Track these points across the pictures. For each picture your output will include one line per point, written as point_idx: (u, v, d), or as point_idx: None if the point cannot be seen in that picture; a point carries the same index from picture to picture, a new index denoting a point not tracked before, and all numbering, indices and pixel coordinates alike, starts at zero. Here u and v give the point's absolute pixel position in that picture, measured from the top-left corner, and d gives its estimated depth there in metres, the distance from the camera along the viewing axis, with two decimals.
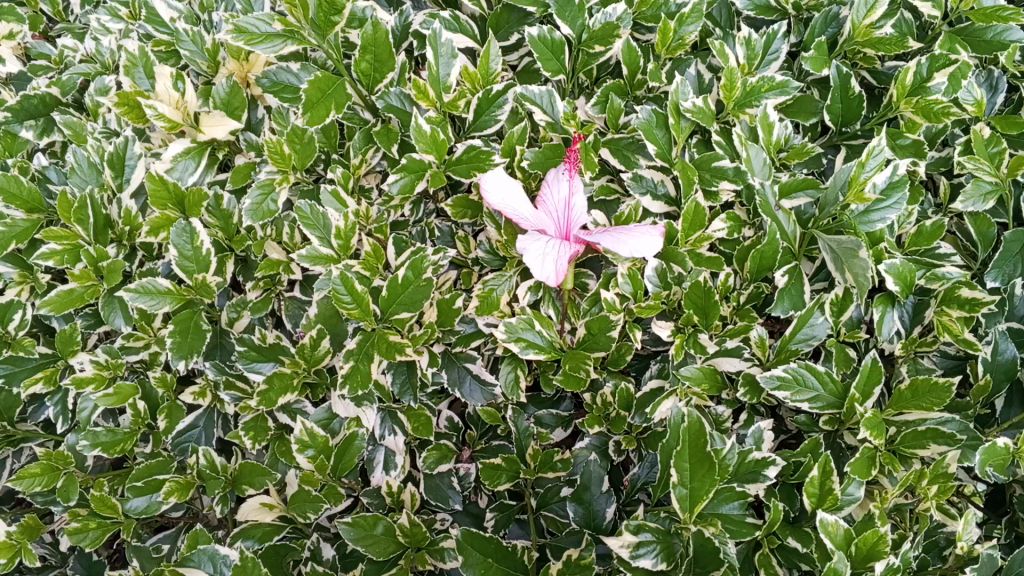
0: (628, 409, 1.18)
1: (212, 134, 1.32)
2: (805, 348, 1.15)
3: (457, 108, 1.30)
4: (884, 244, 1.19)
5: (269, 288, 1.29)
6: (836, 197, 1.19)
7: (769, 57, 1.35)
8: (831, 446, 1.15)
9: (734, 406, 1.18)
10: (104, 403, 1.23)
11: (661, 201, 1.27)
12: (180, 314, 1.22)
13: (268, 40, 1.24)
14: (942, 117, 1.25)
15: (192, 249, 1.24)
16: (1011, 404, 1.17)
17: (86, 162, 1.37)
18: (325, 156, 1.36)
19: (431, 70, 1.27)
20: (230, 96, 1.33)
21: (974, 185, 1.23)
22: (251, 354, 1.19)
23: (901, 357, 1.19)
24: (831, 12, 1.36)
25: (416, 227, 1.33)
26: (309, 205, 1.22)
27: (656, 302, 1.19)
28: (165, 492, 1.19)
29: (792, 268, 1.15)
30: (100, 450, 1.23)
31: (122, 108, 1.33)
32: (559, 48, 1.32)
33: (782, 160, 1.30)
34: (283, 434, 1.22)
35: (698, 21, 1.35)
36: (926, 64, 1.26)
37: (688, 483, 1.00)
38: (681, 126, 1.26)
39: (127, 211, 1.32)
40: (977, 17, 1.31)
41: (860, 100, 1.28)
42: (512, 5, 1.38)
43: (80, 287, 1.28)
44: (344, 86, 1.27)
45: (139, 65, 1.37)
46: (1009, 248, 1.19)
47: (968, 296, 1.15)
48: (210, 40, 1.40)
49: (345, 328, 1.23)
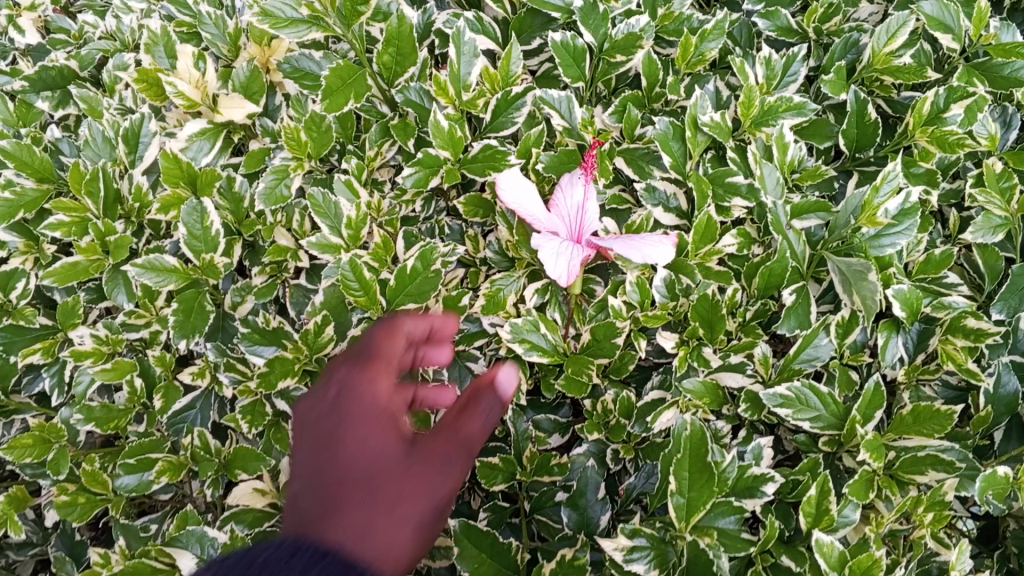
0: (628, 417, 1.19)
1: (229, 116, 1.33)
2: (808, 368, 1.14)
3: (475, 107, 1.30)
4: (893, 269, 1.19)
5: (275, 274, 1.30)
6: (848, 220, 1.20)
7: (788, 78, 1.35)
8: (830, 467, 1.16)
9: (734, 421, 1.18)
10: (101, 377, 1.22)
11: (672, 214, 1.28)
12: (185, 294, 1.22)
13: (293, 24, 1.25)
14: (957, 147, 1.26)
15: (202, 229, 1.22)
16: (1010, 437, 1.17)
17: (101, 136, 1.36)
18: (341, 146, 1.36)
19: (451, 68, 1.26)
20: (250, 80, 1.33)
21: (985, 218, 1.23)
22: (254, 336, 1.19)
23: (903, 384, 1.20)
24: (851, 38, 1.36)
25: (426, 223, 1.33)
26: (322, 193, 1.22)
27: (662, 312, 1.20)
28: (156, 471, 1.18)
29: (800, 287, 1.18)
30: (93, 425, 1.22)
31: (140, 85, 1.31)
32: (580, 55, 1.32)
33: (795, 181, 1.30)
34: (278, 421, 1.22)
35: (720, 38, 1.35)
36: (943, 94, 1.27)
37: (686, 492, 1.00)
38: (698, 139, 1.27)
39: (138, 188, 1.32)
40: (995, 52, 1.31)
41: (876, 127, 1.28)
42: (537, 10, 1.39)
43: (85, 261, 1.27)
44: (365, 76, 1.27)
45: (160, 44, 1.36)
46: (1016, 281, 1.18)
47: (973, 325, 1.15)
48: (232, 24, 1.40)
49: (351, 318, 1.23)
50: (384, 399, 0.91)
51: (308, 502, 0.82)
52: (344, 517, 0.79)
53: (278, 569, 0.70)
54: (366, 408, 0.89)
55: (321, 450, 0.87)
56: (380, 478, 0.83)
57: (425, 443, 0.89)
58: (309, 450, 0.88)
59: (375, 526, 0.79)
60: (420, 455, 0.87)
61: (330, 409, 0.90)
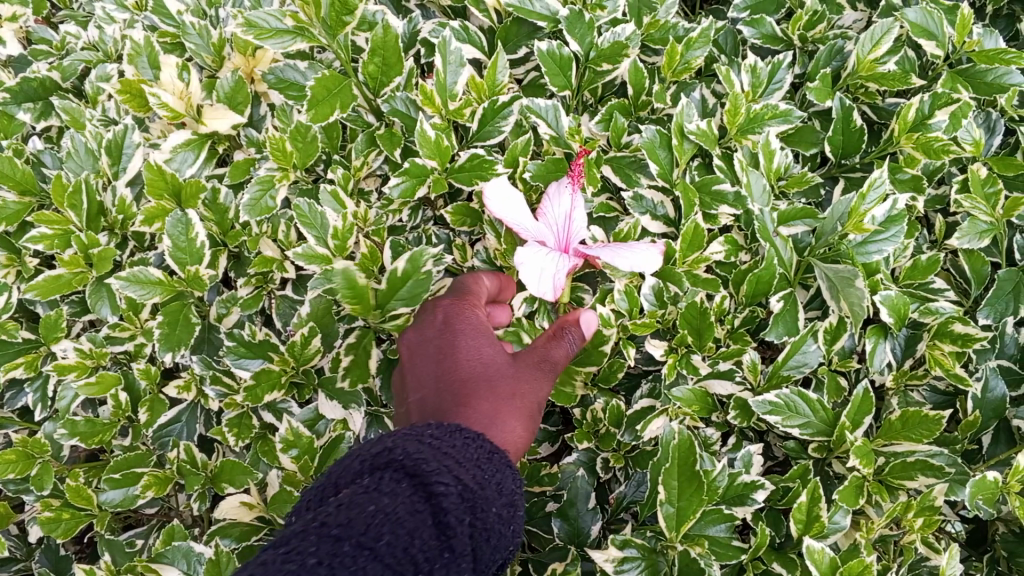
0: (617, 426, 1.19)
1: (214, 128, 1.31)
2: (797, 374, 1.15)
3: (462, 116, 1.31)
4: (880, 275, 1.19)
5: (261, 285, 1.29)
6: (835, 227, 1.20)
7: (773, 86, 1.35)
8: (819, 473, 1.16)
9: (723, 429, 1.18)
10: (85, 392, 1.21)
11: (659, 221, 1.28)
12: (169, 306, 1.20)
13: (277, 35, 1.24)
14: (941, 154, 1.27)
15: (186, 240, 1.21)
16: (999, 441, 1.17)
17: (83, 147, 1.35)
18: (326, 156, 1.36)
19: (437, 77, 1.26)
20: (234, 90, 1.32)
21: (971, 223, 1.23)
22: (240, 350, 1.16)
23: (891, 389, 1.21)
24: (835, 46, 1.37)
25: (413, 232, 1.33)
26: (308, 203, 1.21)
27: (650, 320, 1.20)
28: (142, 485, 1.16)
29: (788, 294, 1.17)
30: (77, 440, 1.21)
31: (123, 96, 1.30)
32: (566, 64, 1.32)
33: (781, 188, 1.30)
34: (266, 433, 1.22)
35: (705, 46, 1.35)
36: (929, 101, 1.27)
37: (675, 501, 0.99)
38: (684, 148, 1.27)
39: (121, 199, 1.31)
40: (979, 58, 1.32)
41: (861, 134, 1.29)
42: (523, 19, 1.38)
43: (68, 274, 1.26)
44: (350, 87, 1.26)
45: (143, 55, 1.35)
46: (1002, 286, 1.19)
47: (960, 330, 1.15)
48: (216, 35, 1.39)
49: (337, 328, 1.22)
50: (479, 321, 1.02)
51: (436, 397, 0.90)
52: (476, 408, 0.87)
53: (447, 438, 0.76)
54: (472, 324, 0.99)
55: (436, 356, 0.95)
56: (497, 379, 0.93)
57: (523, 357, 1.02)
58: (421, 361, 0.97)
59: (502, 415, 0.90)
60: (519, 368, 0.99)
61: (436, 328, 1.00)
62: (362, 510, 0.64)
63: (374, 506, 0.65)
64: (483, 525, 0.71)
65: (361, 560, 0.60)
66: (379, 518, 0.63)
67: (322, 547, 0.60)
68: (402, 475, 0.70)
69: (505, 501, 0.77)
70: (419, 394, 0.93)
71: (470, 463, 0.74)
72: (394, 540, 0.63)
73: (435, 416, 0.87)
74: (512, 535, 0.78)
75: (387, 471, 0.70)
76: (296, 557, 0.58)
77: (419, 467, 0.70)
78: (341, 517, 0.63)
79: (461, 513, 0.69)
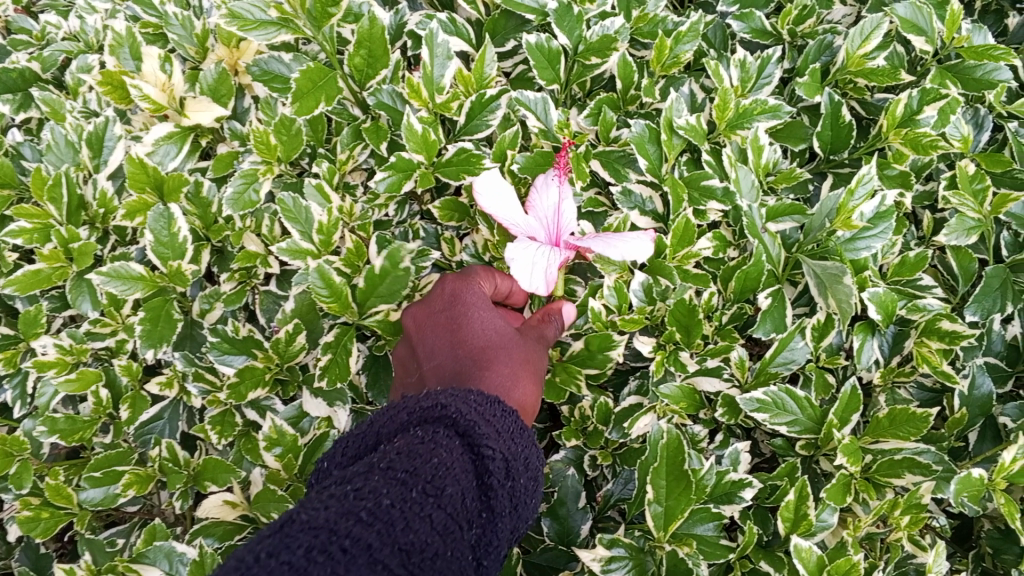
0: (606, 423, 1.18)
1: (196, 120, 1.30)
2: (784, 371, 1.14)
3: (449, 110, 1.29)
4: (869, 272, 1.19)
5: (244, 279, 1.28)
6: (823, 223, 1.19)
7: (762, 81, 1.35)
8: (807, 471, 1.16)
9: (711, 426, 1.18)
10: (65, 389, 1.19)
11: (648, 217, 1.28)
12: (151, 302, 1.19)
13: (261, 27, 1.23)
14: (930, 150, 1.26)
15: (169, 235, 1.19)
16: (984, 438, 1.16)
17: (63, 140, 1.31)
18: (311, 150, 1.34)
19: (424, 70, 1.24)
20: (219, 82, 1.31)
21: (958, 220, 1.23)
22: (223, 345, 1.15)
23: (879, 386, 1.21)
24: (825, 41, 1.36)
25: (399, 227, 1.32)
26: (292, 197, 1.18)
27: (639, 317, 1.18)
28: (122, 484, 1.15)
29: (776, 291, 1.16)
30: (57, 438, 1.19)
31: (104, 88, 1.27)
32: (555, 57, 1.31)
33: (770, 184, 1.30)
34: (250, 431, 1.20)
35: (694, 40, 1.34)
36: (917, 97, 1.26)
37: (663, 501, 0.99)
38: (674, 143, 1.25)
39: (103, 193, 1.29)
40: (968, 54, 1.31)
41: (850, 129, 1.28)
42: (511, 12, 1.37)
43: (48, 269, 1.24)
44: (335, 79, 1.24)
45: (124, 45, 1.33)
46: (990, 283, 1.19)
47: (948, 328, 1.15)
48: (199, 26, 1.37)
49: (322, 325, 1.21)
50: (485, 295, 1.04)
51: (454, 365, 0.93)
52: (495, 371, 0.92)
53: (488, 405, 0.82)
54: (481, 296, 1.02)
55: (448, 326, 0.98)
56: (511, 349, 0.97)
57: (526, 331, 1.06)
58: (433, 332, 0.99)
59: (519, 381, 0.95)
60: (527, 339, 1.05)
61: (445, 300, 1.02)
62: (426, 461, 0.71)
63: (435, 459, 0.72)
64: (515, 488, 0.79)
65: (428, 507, 0.67)
66: (442, 471, 0.71)
67: (393, 490, 0.67)
68: (453, 433, 0.77)
69: (530, 474, 0.84)
70: (433, 363, 0.96)
71: (508, 434, 0.81)
72: (452, 493, 0.70)
73: (457, 382, 0.90)
74: (532, 506, 0.85)
75: (439, 427, 0.77)
76: (371, 496, 0.65)
77: (470, 427, 0.77)
78: (407, 464, 0.70)
79: (501, 476, 0.77)
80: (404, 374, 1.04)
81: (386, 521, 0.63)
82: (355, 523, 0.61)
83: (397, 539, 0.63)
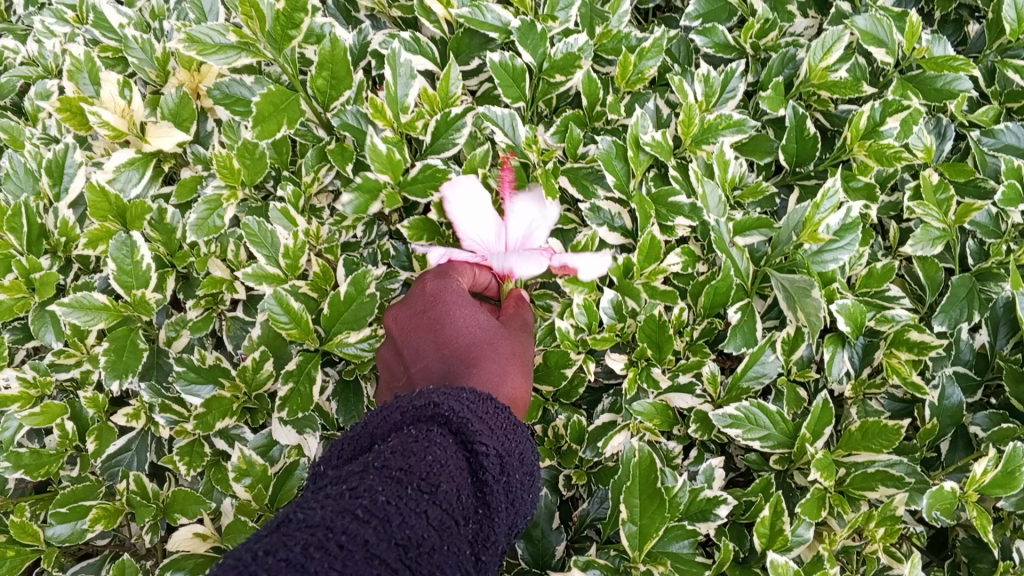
0: (580, 442, 1.18)
1: (158, 146, 1.28)
2: (756, 385, 1.15)
3: (414, 129, 1.29)
4: (836, 284, 1.20)
5: (210, 306, 1.26)
6: (789, 236, 1.21)
7: (726, 95, 1.34)
8: (781, 485, 1.16)
9: (684, 441, 1.18)
10: (30, 423, 1.17)
11: (617, 233, 1.27)
12: (116, 332, 1.17)
13: (221, 50, 1.21)
14: (894, 160, 1.28)
15: (132, 263, 1.17)
16: (956, 448, 1.17)
17: (22, 168, 1.30)
18: (276, 172, 1.33)
19: (387, 91, 1.23)
20: (180, 106, 1.28)
21: (923, 230, 1.24)
22: (189, 375, 1.13)
23: (850, 398, 1.21)
24: (788, 53, 1.37)
25: (367, 248, 1.30)
26: (258, 221, 1.17)
27: (610, 334, 1.18)
28: (91, 519, 1.13)
29: (745, 305, 1.15)
30: (22, 473, 1.17)
31: (63, 114, 1.26)
32: (519, 75, 1.31)
33: (737, 198, 1.31)
34: (220, 461, 1.19)
35: (658, 55, 1.34)
36: (879, 108, 1.27)
37: (638, 520, 0.99)
38: (640, 159, 1.26)
39: (64, 222, 1.26)
40: (928, 65, 1.32)
41: (815, 142, 1.29)
42: (474, 30, 1.37)
43: (9, 300, 1.22)
44: (297, 101, 1.23)
45: (83, 70, 1.30)
46: (957, 292, 1.19)
47: (916, 339, 1.15)
48: (160, 49, 1.35)
49: (289, 351, 1.19)
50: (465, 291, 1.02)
51: (440, 366, 0.90)
52: (486, 367, 0.89)
53: (481, 401, 0.80)
54: (462, 293, 0.98)
55: (432, 326, 0.94)
56: (498, 345, 0.94)
57: (510, 325, 1.03)
58: (417, 332, 0.96)
59: (510, 375, 0.93)
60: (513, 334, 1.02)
61: (426, 301, 0.98)
62: (420, 459, 0.69)
63: (430, 456, 0.70)
64: (511, 484, 0.77)
65: (424, 504, 0.65)
66: (436, 468, 0.69)
67: (388, 488, 0.65)
68: (446, 432, 0.75)
69: (525, 471, 0.82)
70: (420, 364, 0.92)
71: (501, 430, 0.79)
72: (448, 489, 0.69)
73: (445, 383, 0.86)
74: (529, 504, 0.84)
75: (432, 425, 0.74)
76: (365, 493, 0.63)
77: (463, 425, 0.75)
78: (401, 462, 0.68)
79: (495, 473, 0.75)
80: (392, 382, 1.00)
81: (381, 518, 0.61)
82: (352, 520, 0.59)
83: (394, 534, 0.61)
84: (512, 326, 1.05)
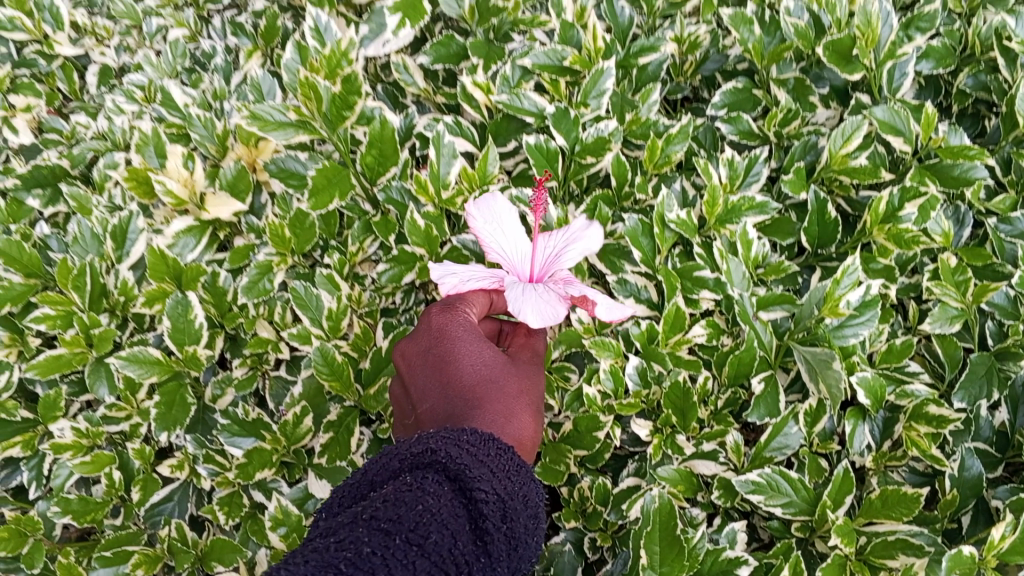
0: (604, 504, 1.22)
1: (216, 214, 1.37)
2: (779, 456, 1.18)
3: (454, 205, 1.36)
4: (857, 357, 1.23)
5: (255, 366, 1.33)
6: (812, 311, 1.25)
7: (750, 178, 1.41)
8: (802, 551, 1.18)
9: (708, 509, 1.21)
10: (80, 470, 1.23)
11: (643, 305, 1.33)
12: (167, 386, 1.24)
13: (281, 127, 1.31)
14: (912, 245, 1.33)
15: (185, 321, 1.25)
16: (978, 522, 1.18)
17: (89, 233, 1.38)
18: (324, 242, 1.41)
19: (430, 168, 1.32)
20: (236, 179, 1.37)
21: (940, 309, 1.30)
22: (233, 427, 1.20)
23: (871, 470, 1.24)
24: (809, 141, 1.45)
25: (405, 314, 1.35)
26: (304, 286, 1.26)
27: (635, 401, 1.23)
28: (132, 564, 1.18)
29: (768, 377, 1.21)
30: (70, 518, 1.23)
31: (130, 183, 1.36)
32: (553, 157, 1.39)
33: (759, 276, 1.36)
34: (256, 513, 1.23)
35: (684, 141, 1.42)
36: (897, 195, 1.34)
37: (657, 567, 1.01)
38: (666, 235, 1.32)
39: (124, 282, 1.35)
40: (945, 153, 1.39)
41: (835, 225, 1.35)
42: (512, 115, 1.46)
43: (68, 353, 1.30)
44: (349, 176, 1.32)
45: (150, 144, 1.41)
46: (975, 369, 1.24)
47: (935, 412, 1.20)
48: (221, 126, 1.45)
49: (328, 407, 1.25)
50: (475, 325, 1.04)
51: (446, 406, 0.93)
52: (489, 409, 0.92)
53: (481, 444, 0.83)
54: (468, 329, 1.00)
55: (436, 365, 0.97)
56: (505, 383, 0.96)
57: (520, 360, 1.05)
58: (423, 370, 0.98)
59: (515, 416, 0.95)
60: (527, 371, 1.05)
61: (431, 336, 1.00)
62: (409, 509, 0.74)
63: (421, 506, 0.74)
64: (513, 530, 0.80)
65: (411, 555, 0.70)
66: (426, 517, 0.73)
67: (374, 539, 0.70)
68: (442, 478, 0.79)
69: (529, 513, 0.84)
70: (427, 405, 0.96)
71: (502, 472, 0.82)
72: (437, 539, 0.73)
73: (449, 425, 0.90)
74: (535, 545, 0.86)
75: (427, 472, 0.79)
76: (351, 546, 0.69)
77: (460, 471, 0.79)
78: (390, 513, 0.73)
79: (496, 519, 0.78)
80: (401, 413, 1.04)
81: (366, 568, 0.66)
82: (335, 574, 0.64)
83: None
84: (524, 359, 1.07)
